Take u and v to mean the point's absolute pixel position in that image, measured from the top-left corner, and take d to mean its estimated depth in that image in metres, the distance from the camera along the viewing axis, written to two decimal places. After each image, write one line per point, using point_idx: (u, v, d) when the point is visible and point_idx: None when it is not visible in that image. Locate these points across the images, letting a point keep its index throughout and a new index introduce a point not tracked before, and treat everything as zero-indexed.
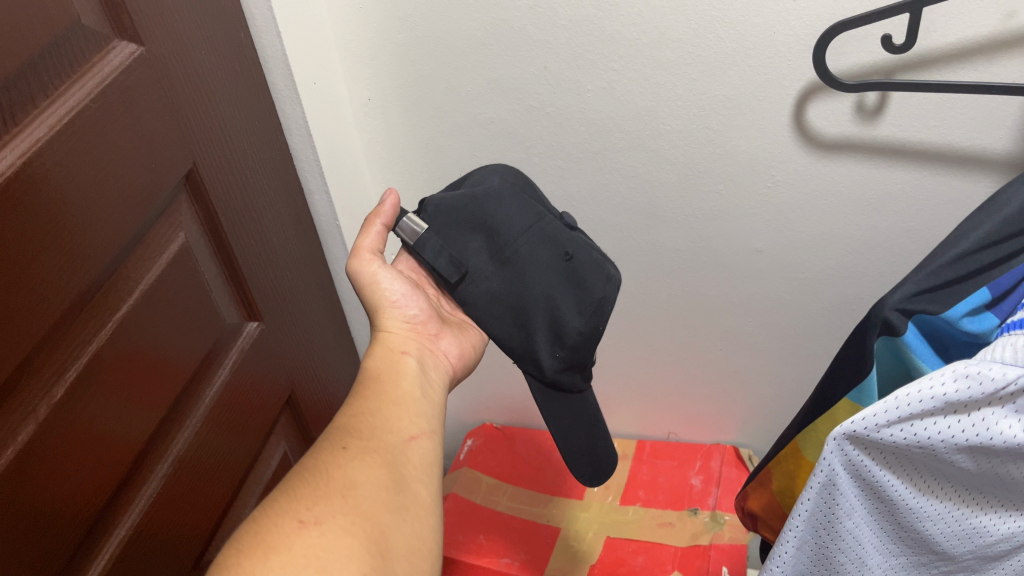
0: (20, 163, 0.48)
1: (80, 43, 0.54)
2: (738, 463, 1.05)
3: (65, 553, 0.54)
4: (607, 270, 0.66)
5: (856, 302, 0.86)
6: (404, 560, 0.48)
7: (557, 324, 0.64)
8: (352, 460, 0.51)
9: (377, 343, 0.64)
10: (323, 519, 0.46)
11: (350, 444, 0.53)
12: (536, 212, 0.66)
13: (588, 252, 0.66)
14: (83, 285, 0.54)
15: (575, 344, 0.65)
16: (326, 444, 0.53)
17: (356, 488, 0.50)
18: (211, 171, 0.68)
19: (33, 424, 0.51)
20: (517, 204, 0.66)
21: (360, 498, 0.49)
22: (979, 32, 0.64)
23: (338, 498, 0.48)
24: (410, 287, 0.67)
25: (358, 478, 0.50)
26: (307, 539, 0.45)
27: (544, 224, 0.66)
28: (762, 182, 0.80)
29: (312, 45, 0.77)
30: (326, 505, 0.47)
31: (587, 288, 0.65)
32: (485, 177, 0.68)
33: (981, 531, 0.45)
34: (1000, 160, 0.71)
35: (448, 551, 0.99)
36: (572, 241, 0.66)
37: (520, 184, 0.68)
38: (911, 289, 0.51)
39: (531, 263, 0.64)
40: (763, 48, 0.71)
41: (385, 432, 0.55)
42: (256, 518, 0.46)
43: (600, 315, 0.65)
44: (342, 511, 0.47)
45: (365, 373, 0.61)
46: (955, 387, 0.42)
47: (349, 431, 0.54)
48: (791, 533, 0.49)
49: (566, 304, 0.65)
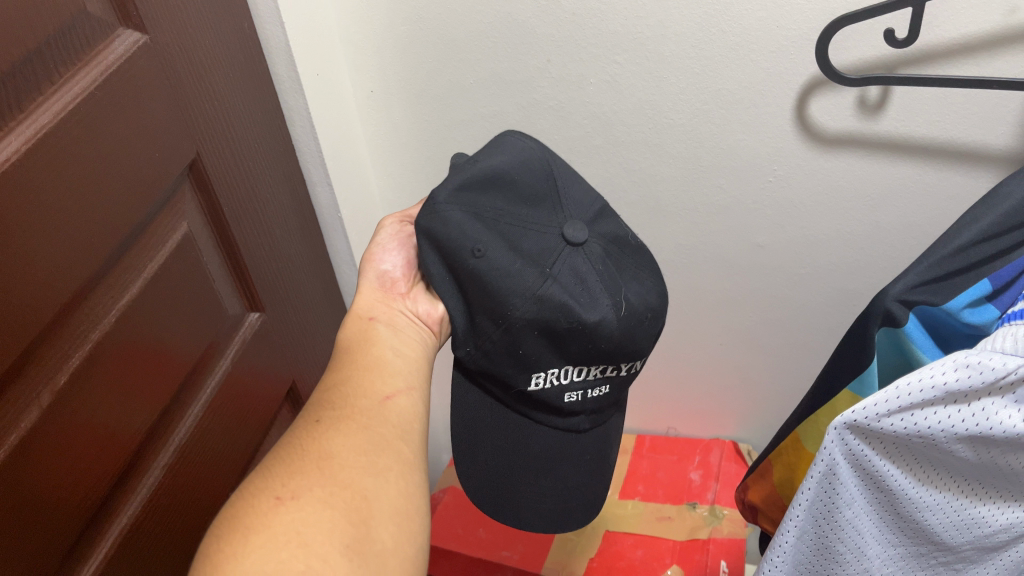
0: (26, 149, 0.49)
1: (86, 31, 0.54)
2: (737, 458, 1.06)
3: (67, 540, 0.54)
4: (532, 289, 0.59)
5: (856, 297, 0.87)
6: (390, 523, 0.46)
7: (470, 322, 0.60)
8: (327, 432, 0.50)
9: (355, 312, 0.65)
10: (301, 493, 0.45)
11: (324, 417, 0.52)
12: (473, 201, 0.59)
13: (517, 265, 0.59)
14: (89, 272, 0.55)
15: (486, 348, 0.60)
16: (301, 420, 0.52)
17: (332, 459, 0.48)
18: (214, 162, 0.68)
19: (37, 411, 0.51)
20: (460, 178, 0.59)
21: (337, 468, 0.47)
22: (981, 28, 0.64)
23: (315, 470, 0.47)
24: (393, 242, 0.69)
25: (333, 449, 0.49)
26: (284, 513, 0.43)
27: (472, 215, 0.58)
28: (764, 178, 0.80)
29: (316, 36, 0.77)
30: (305, 479, 0.46)
31: (495, 298, 0.58)
32: (484, 147, 0.63)
33: (980, 522, 0.45)
34: (1001, 156, 0.71)
35: (447, 544, 0.99)
36: (504, 246, 0.59)
37: (504, 164, 0.61)
38: (913, 280, 0.51)
39: (438, 249, 0.59)
40: (766, 42, 0.71)
41: (356, 398, 0.54)
42: (229, 502, 0.45)
43: (514, 332, 0.59)
44: (319, 483, 0.46)
45: (337, 348, 0.61)
46: (955, 376, 0.43)
47: (323, 405, 0.53)
48: (792, 523, 0.49)
49: (477, 304, 0.59)
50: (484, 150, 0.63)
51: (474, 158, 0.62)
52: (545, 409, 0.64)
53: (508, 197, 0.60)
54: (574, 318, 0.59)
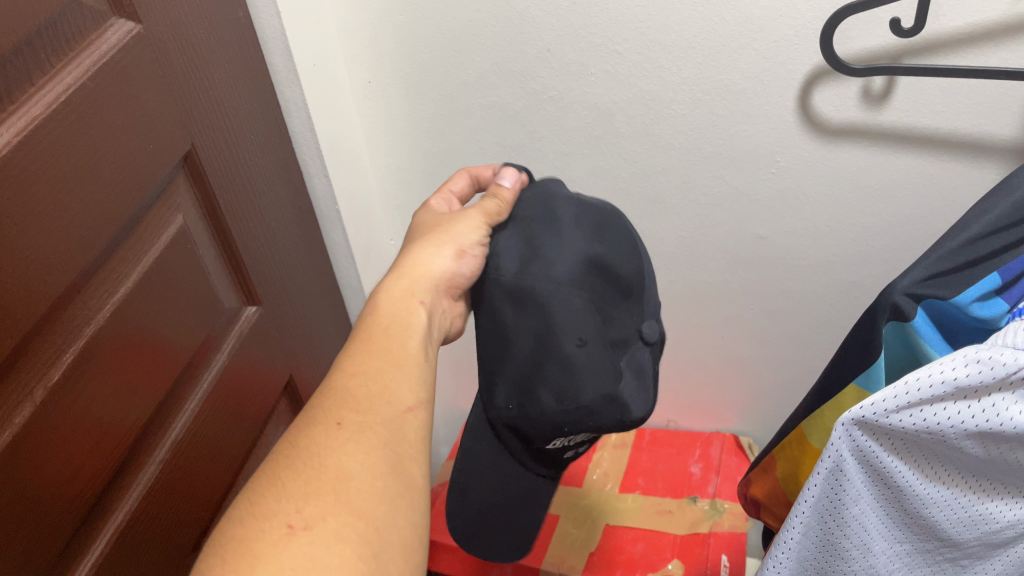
0: (18, 140, 0.48)
1: (78, 20, 0.53)
2: (738, 451, 1.05)
3: (62, 539, 0.53)
4: (610, 387, 0.58)
5: (858, 289, 0.86)
6: (401, 561, 0.43)
7: (531, 392, 0.59)
8: (346, 444, 0.46)
9: (409, 280, 0.58)
10: (314, 522, 0.41)
11: (347, 421, 0.47)
12: (587, 285, 0.57)
13: (606, 357, 0.58)
14: (83, 267, 0.54)
15: (535, 417, 0.59)
16: (321, 417, 0.47)
17: (350, 480, 0.44)
18: (210, 153, 0.67)
19: (30, 408, 0.50)
20: (572, 266, 0.57)
21: (354, 491, 0.43)
22: (987, 17, 0.64)
23: (330, 495, 0.43)
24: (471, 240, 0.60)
25: (352, 468, 0.45)
26: (294, 548, 0.39)
27: (581, 298, 0.57)
28: (766, 168, 0.80)
29: (312, 27, 0.76)
30: (319, 504, 0.42)
31: (579, 383, 0.57)
32: (578, 211, 0.60)
33: (987, 518, 0.45)
34: (1006, 147, 0.70)
35: (447, 538, 0.99)
36: (599, 333, 0.58)
37: (612, 249, 0.59)
38: (922, 273, 0.50)
39: (534, 313, 0.57)
40: (770, 31, 0.70)
41: (381, 403, 0.49)
42: (239, 523, 0.41)
43: (572, 419, 0.58)
44: (333, 510, 0.42)
45: (373, 317, 0.55)
46: (966, 372, 0.42)
47: (348, 404, 0.48)
48: (797, 519, 0.48)
49: (551, 380, 0.58)
50: (585, 223, 0.60)
51: (577, 233, 0.59)
52: (542, 460, 0.65)
53: (610, 283, 0.59)
54: (632, 418, 0.59)
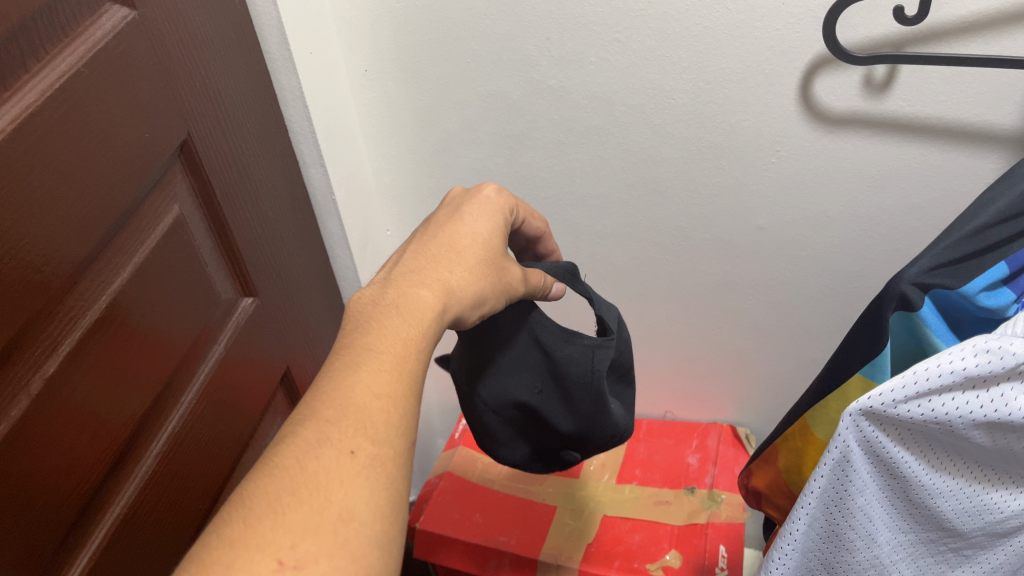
0: (12, 129, 0.47)
1: (71, 5, 0.52)
2: (734, 442, 1.05)
3: (56, 536, 0.53)
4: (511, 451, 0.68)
5: (858, 280, 0.86)
6: None
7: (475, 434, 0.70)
8: (357, 476, 0.38)
9: (440, 301, 0.49)
10: (307, 563, 0.34)
11: (360, 447, 0.39)
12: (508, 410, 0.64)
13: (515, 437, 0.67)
14: (81, 255, 0.53)
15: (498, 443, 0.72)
16: (333, 433, 0.39)
17: (354, 518, 0.36)
18: (206, 142, 0.66)
19: (26, 400, 0.49)
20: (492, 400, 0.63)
21: (357, 534, 0.36)
22: (989, 5, 0.63)
23: (329, 531, 0.35)
24: (493, 294, 0.53)
25: (358, 504, 0.37)
26: None
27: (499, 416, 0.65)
28: (766, 158, 0.79)
29: (309, 15, 0.75)
30: (316, 542, 0.35)
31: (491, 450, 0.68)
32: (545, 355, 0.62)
33: (991, 508, 0.45)
34: (1009, 136, 0.70)
35: (445, 531, 0.98)
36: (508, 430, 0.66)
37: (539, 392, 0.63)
38: (929, 262, 0.50)
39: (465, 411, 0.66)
40: (772, 19, 0.69)
41: (398, 432, 0.41)
42: (223, 548, 0.34)
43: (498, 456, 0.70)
44: (329, 553, 0.35)
45: (392, 319, 0.46)
46: (975, 362, 0.41)
47: (364, 425, 0.40)
48: (803, 511, 0.48)
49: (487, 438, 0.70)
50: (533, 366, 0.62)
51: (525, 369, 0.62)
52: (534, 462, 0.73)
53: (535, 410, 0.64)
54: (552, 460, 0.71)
